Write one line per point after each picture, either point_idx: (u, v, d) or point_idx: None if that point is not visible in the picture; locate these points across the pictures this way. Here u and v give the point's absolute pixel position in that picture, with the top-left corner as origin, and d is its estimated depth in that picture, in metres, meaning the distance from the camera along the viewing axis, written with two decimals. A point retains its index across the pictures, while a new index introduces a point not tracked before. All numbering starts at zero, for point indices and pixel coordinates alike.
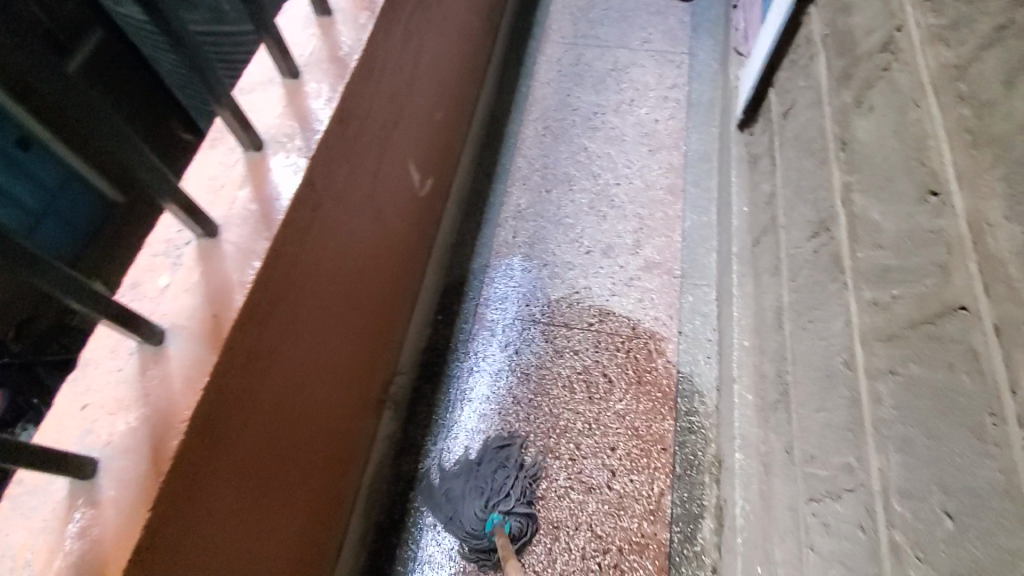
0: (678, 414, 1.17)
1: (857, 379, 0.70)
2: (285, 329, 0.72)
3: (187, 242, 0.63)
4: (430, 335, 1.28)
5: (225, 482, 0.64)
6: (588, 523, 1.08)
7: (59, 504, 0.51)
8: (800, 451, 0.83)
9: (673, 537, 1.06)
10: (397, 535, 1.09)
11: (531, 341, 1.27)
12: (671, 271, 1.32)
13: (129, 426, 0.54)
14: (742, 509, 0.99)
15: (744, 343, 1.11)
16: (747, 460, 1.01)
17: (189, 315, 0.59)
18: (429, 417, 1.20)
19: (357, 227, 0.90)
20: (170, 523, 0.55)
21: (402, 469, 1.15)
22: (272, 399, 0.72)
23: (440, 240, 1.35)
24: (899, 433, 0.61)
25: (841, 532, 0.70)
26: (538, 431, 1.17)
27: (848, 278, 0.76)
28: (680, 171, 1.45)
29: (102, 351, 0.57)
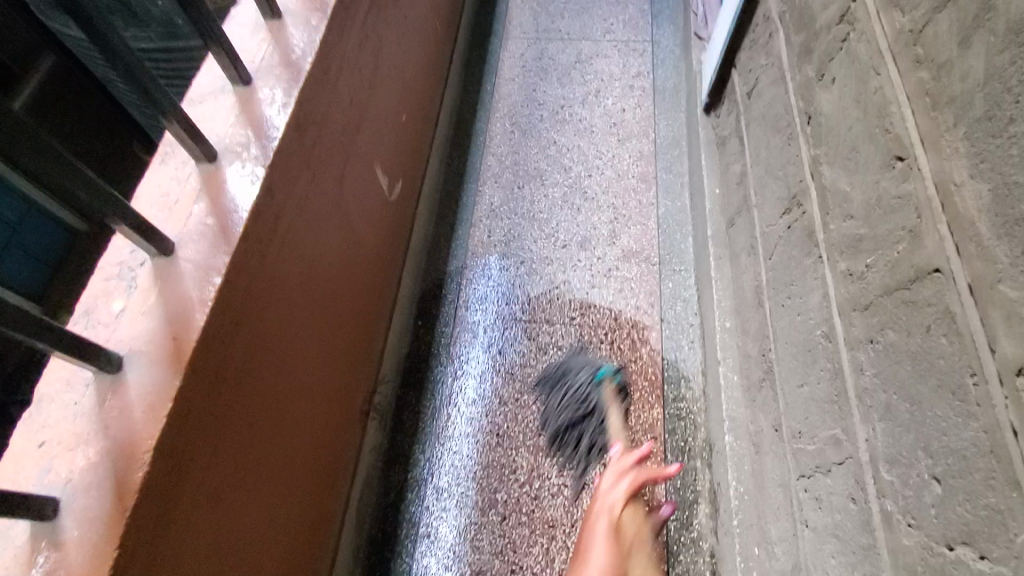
0: (666, 401, 1.16)
1: (838, 351, 0.70)
2: (253, 345, 0.70)
3: (142, 263, 0.60)
4: (410, 342, 1.26)
5: (198, 510, 0.61)
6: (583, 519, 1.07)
7: (20, 550, 0.49)
8: (787, 427, 0.83)
9: (670, 525, 1.05)
10: (389, 549, 1.06)
11: (514, 339, 1.25)
12: (649, 259, 1.32)
13: (90, 461, 0.51)
14: (735, 491, 0.99)
15: (726, 325, 1.11)
16: (737, 442, 1.01)
17: (148, 338, 0.56)
18: (415, 424, 1.18)
19: (324, 235, 0.87)
20: (140, 561, 0.52)
21: (392, 480, 1.13)
22: (244, 419, 0.69)
23: (414, 245, 1.33)
24: (882, 401, 0.61)
25: (833, 505, 0.70)
26: (528, 428, 1.16)
27: (821, 250, 0.76)
28: (651, 158, 1.45)
29: (57, 384, 0.55)
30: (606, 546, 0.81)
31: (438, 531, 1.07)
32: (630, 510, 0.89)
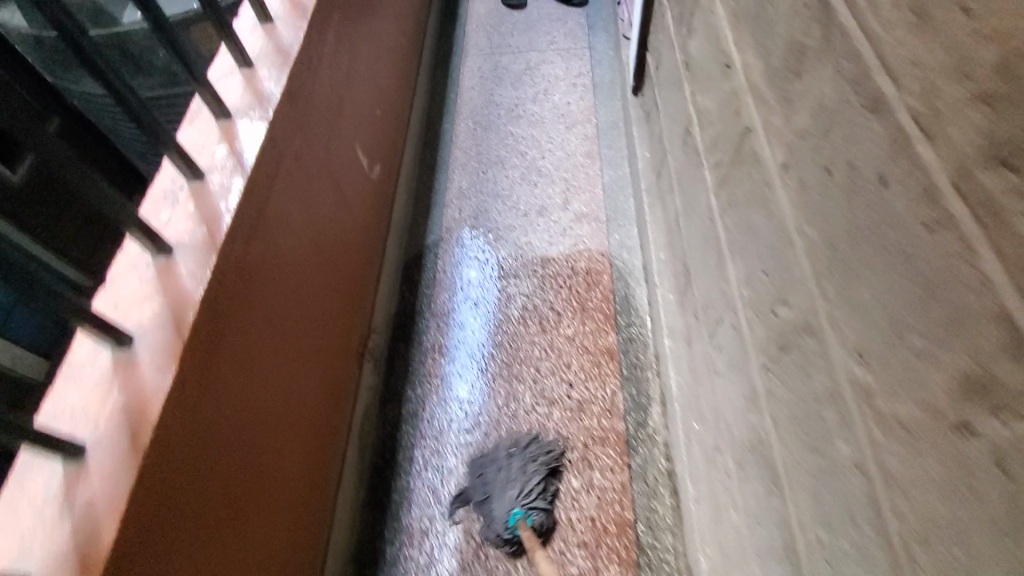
0: (619, 327, 1.34)
1: (717, 224, 0.90)
2: (265, 258, 0.90)
3: (182, 186, 0.81)
4: (398, 303, 1.45)
5: (228, 370, 0.79)
6: (555, 429, 1.23)
7: (104, 370, 0.65)
8: (701, 307, 1.02)
9: (629, 425, 1.21)
10: (389, 470, 1.21)
11: (487, 294, 1.45)
12: (597, 218, 1.53)
13: (154, 310, 0.70)
14: (675, 383, 1.16)
15: (661, 255, 1.31)
16: (675, 344, 1.19)
17: (191, 232, 0.77)
18: (404, 368, 1.35)
19: (316, 190, 1.09)
20: (191, 383, 0.70)
21: (388, 415, 1.29)
22: (260, 314, 0.88)
23: (395, 222, 1.54)
24: (738, 242, 0.81)
25: (726, 345, 0.88)
26: (502, 364, 1.33)
27: (703, 157, 0.97)
28: (594, 139, 1.69)
29: (125, 268, 0.73)
30: None
31: (429, 453, 1.23)
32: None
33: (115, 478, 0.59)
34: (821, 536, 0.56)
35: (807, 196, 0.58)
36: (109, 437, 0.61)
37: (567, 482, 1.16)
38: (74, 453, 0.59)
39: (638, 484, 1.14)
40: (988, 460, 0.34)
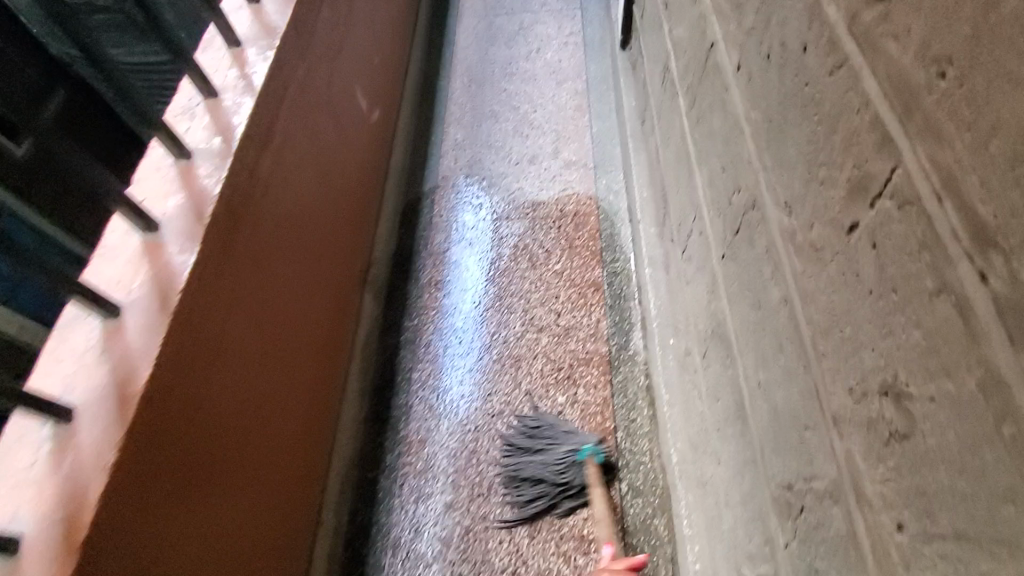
0: (605, 263, 1.42)
1: (688, 145, 0.98)
2: (274, 174, 0.98)
3: (199, 103, 0.89)
4: (397, 243, 1.53)
5: (243, 266, 0.87)
6: (543, 352, 1.32)
7: (135, 252, 0.73)
8: (676, 229, 1.10)
9: (612, 348, 1.30)
10: (388, 390, 1.30)
11: (481, 234, 1.52)
12: (586, 164, 1.61)
13: (178, 203, 0.78)
14: (654, 306, 1.24)
15: (644, 193, 1.39)
16: (655, 271, 1.27)
17: (208, 140, 0.85)
18: (403, 301, 1.43)
19: (318, 123, 1.16)
20: (213, 266, 0.78)
21: (387, 342, 1.37)
22: (270, 224, 0.96)
23: (393, 169, 1.62)
24: (703, 154, 0.88)
25: (695, 254, 0.96)
26: (494, 297, 1.41)
27: (678, 87, 1.04)
28: (584, 93, 1.76)
29: (151, 169, 0.81)
30: None
31: (427, 375, 1.32)
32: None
33: (149, 336, 0.67)
34: (762, 380, 0.65)
35: (753, 87, 0.66)
36: (142, 303, 0.69)
37: (554, 396, 1.26)
38: (112, 310, 0.67)
39: (619, 398, 1.23)
40: (862, 243, 0.43)
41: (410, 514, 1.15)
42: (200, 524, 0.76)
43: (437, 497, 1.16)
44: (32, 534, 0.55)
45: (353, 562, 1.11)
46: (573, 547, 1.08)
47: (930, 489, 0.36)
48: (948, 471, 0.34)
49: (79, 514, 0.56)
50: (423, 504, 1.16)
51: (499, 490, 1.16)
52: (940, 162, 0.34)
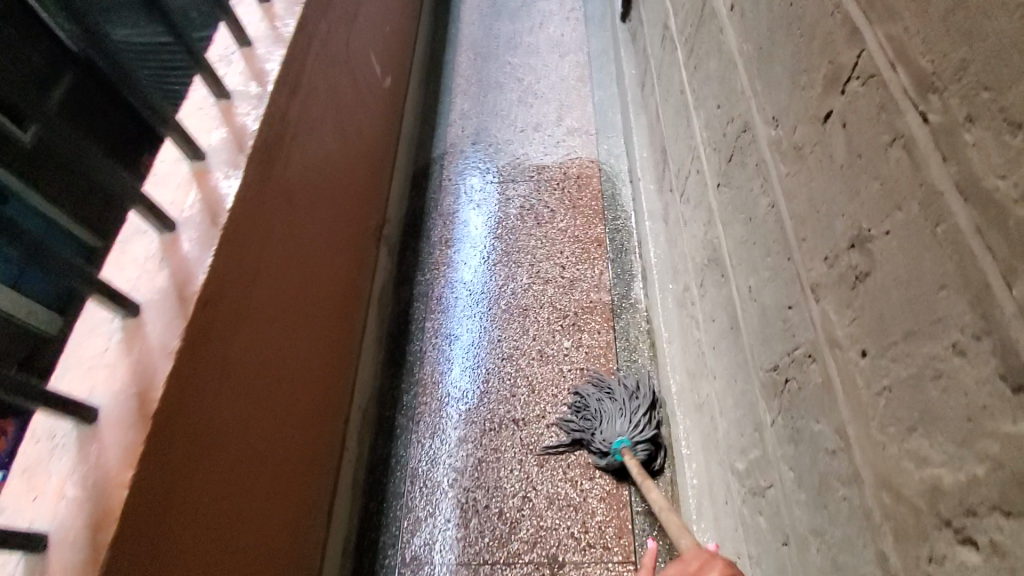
0: (607, 221, 1.50)
1: (687, 94, 1.05)
2: (304, 120, 1.04)
3: (235, 51, 0.96)
4: (409, 203, 1.60)
5: (278, 199, 0.94)
6: (549, 302, 1.40)
7: (184, 177, 0.80)
8: (676, 178, 1.17)
9: (614, 297, 1.38)
10: (403, 337, 1.38)
11: (489, 196, 1.59)
12: (588, 131, 1.68)
13: (222, 136, 0.84)
14: (655, 255, 1.32)
15: (644, 153, 1.46)
16: (654, 224, 1.35)
17: (246, 83, 0.91)
18: (415, 257, 1.50)
19: (339, 80, 1.23)
20: (254, 194, 0.85)
21: (401, 294, 1.45)
22: (300, 165, 1.03)
23: (405, 134, 1.68)
24: (700, 99, 0.96)
25: (694, 195, 1.04)
26: (503, 253, 1.48)
27: (677, 43, 1.12)
28: (585, 65, 1.84)
29: (194, 108, 0.87)
30: None
31: (439, 324, 1.39)
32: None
33: (203, 249, 0.74)
34: (753, 285, 0.73)
35: (745, 23, 0.73)
36: (195, 222, 0.76)
37: (559, 342, 1.34)
38: (168, 225, 0.74)
39: (621, 341, 1.32)
40: (834, 126, 0.51)
41: (426, 447, 1.23)
42: (245, 427, 0.83)
43: (451, 432, 1.24)
44: (110, 405, 0.62)
45: (373, 490, 1.19)
46: (579, 473, 1.17)
47: (886, 311, 0.44)
48: (902, 289, 0.42)
49: (150, 391, 0.63)
50: (438, 439, 1.23)
51: (509, 425, 1.24)
52: (894, 37, 0.42)
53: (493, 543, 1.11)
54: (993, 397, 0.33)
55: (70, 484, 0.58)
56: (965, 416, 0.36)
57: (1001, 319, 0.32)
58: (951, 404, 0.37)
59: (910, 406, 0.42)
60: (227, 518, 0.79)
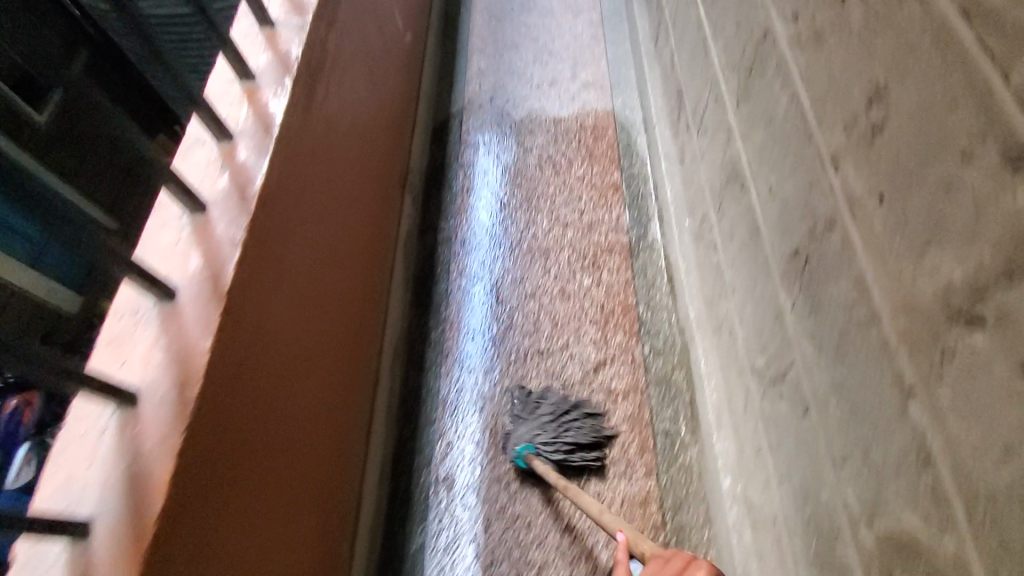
0: (623, 168, 1.55)
1: (705, 27, 1.09)
2: (339, 56, 1.10)
3: None
4: (430, 156, 1.65)
5: (319, 126, 1.00)
6: (569, 244, 1.45)
7: (236, 96, 0.86)
8: (693, 115, 1.22)
9: (631, 239, 1.43)
10: (429, 279, 1.43)
11: (506, 147, 1.64)
12: (602, 85, 1.73)
13: (269, 61, 0.90)
14: (672, 194, 1.36)
15: (659, 101, 1.51)
16: (670, 166, 1.40)
17: (288, 14, 0.97)
18: (438, 205, 1.56)
19: (367, 26, 1.28)
20: (300, 116, 0.91)
21: (426, 239, 1.50)
22: (337, 99, 1.08)
23: (424, 90, 1.73)
24: (719, 27, 1.00)
25: (711, 124, 1.08)
26: (522, 200, 1.53)
27: None
28: (597, 22, 1.88)
29: (241, 36, 0.93)
30: None
31: (463, 266, 1.45)
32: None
33: (259, 157, 0.80)
34: (774, 184, 0.79)
35: None
36: (250, 134, 0.82)
37: (580, 280, 1.38)
38: (227, 135, 0.80)
39: (639, 278, 1.37)
40: (852, 2, 0.56)
41: (454, 377, 1.29)
42: (298, 331, 0.89)
43: (478, 364, 1.30)
44: (188, 285, 0.68)
45: (407, 416, 1.25)
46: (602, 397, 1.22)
47: (904, 152, 0.50)
48: (920, 125, 0.47)
49: (221, 275, 0.69)
50: (465, 370, 1.29)
51: (533, 357, 1.29)
52: None
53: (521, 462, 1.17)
54: (998, 184, 0.39)
55: (156, 350, 0.64)
56: (975, 213, 0.41)
57: (1003, 113, 0.38)
58: (961, 209, 0.43)
59: (926, 227, 0.47)
60: (286, 411, 0.84)
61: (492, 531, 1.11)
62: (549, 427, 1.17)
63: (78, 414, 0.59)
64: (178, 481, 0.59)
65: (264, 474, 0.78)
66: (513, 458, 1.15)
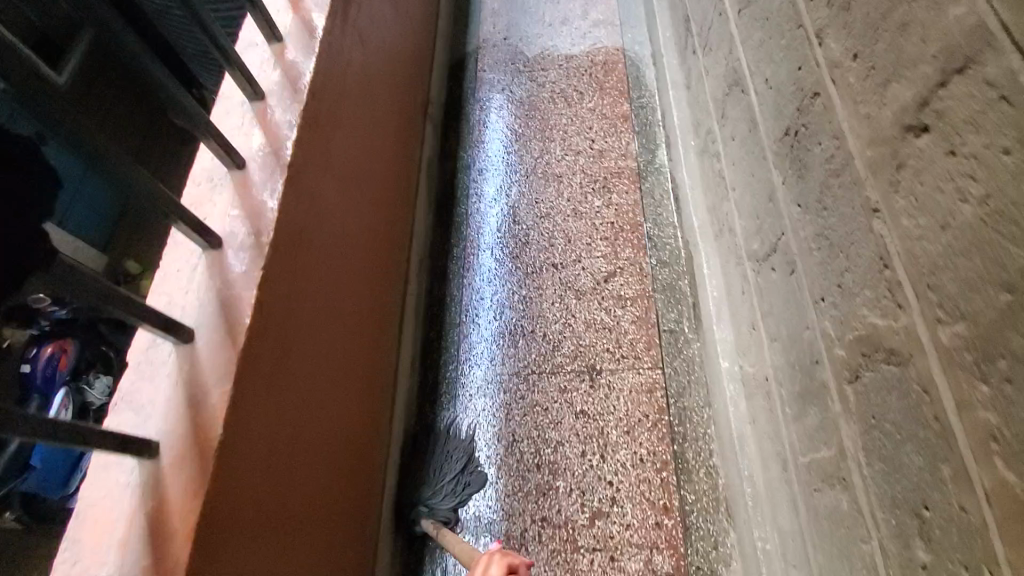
0: (633, 99, 1.62)
1: None
2: None
3: None
4: (447, 92, 1.74)
5: (353, 40, 1.08)
6: (581, 169, 1.53)
7: (285, 7, 0.96)
8: (699, 38, 1.29)
9: (641, 163, 1.51)
10: (450, 203, 1.53)
11: (521, 82, 1.71)
12: (612, 23, 1.79)
13: None
14: (679, 118, 1.44)
15: (667, 33, 1.57)
16: (677, 92, 1.47)
17: None
18: (457, 137, 1.65)
19: None
20: (338, 27, 1.00)
21: (446, 167, 1.60)
22: (367, 19, 1.16)
23: (440, 30, 1.80)
24: None
25: (716, 41, 1.16)
26: (536, 130, 1.61)
27: None
28: None
29: None
30: None
31: (481, 194, 1.54)
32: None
33: (308, 55, 0.89)
34: (771, 78, 0.87)
35: None
36: (298, 36, 0.92)
37: (591, 202, 1.48)
38: (278, 36, 0.89)
39: (648, 199, 1.46)
40: None
41: (474, 290, 1.40)
42: (344, 219, 0.98)
43: (496, 278, 1.40)
44: (255, 160, 0.78)
45: (434, 322, 1.37)
46: (612, 303, 1.32)
47: (874, 7, 0.58)
48: None
49: (282, 149, 0.79)
50: (483, 283, 1.40)
51: (548, 270, 1.39)
52: None
53: (537, 360, 1.28)
54: (938, 10, 0.48)
55: (232, 207, 0.75)
56: (922, 41, 0.50)
57: None
58: (913, 41, 0.52)
59: (887, 68, 0.56)
60: (338, 287, 0.94)
61: (511, 417, 1.23)
62: (445, 485, 1.12)
63: (176, 257, 0.71)
64: (260, 307, 0.70)
65: (319, 349, 0.86)
66: (410, 518, 1.13)
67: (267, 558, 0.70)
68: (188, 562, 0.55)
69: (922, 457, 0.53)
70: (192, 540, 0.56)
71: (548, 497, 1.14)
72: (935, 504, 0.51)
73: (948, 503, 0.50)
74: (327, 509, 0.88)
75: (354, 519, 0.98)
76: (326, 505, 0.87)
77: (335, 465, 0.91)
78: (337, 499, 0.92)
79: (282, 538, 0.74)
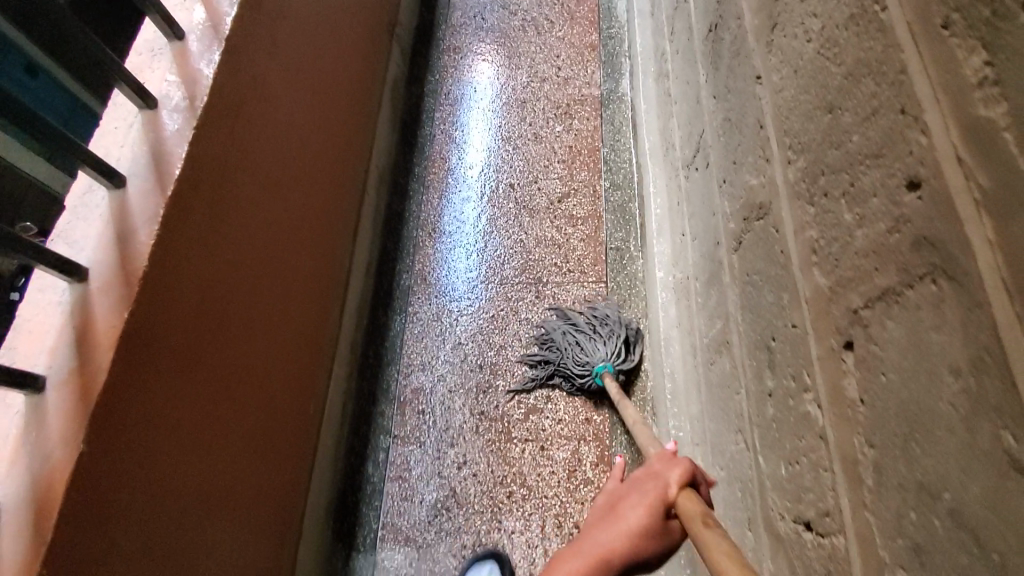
0: (602, 30, 1.63)
1: None
2: None
3: None
4: (418, 19, 1.74)
5: None
6: (545, 95, 1.55)
7: None
8: None
9: (604, 92, 1.54)
10: (414, 124, 1.57)
11: (494, 9, 1.71)
12: None
13: None
14: (641, 45, 1.46)
15: None
16: (642, 20, 1.48)
17: None
18: (425, 62, 1.66)
19: None
20: None
21: (412, 91, 1.62)
22: None
23: None
24: None
25: None
26: (506, 56, 1.63)
27: None
28: None
29: None
30: (645, 508, 0.63)
31: (451, 114, 1.57)
32: (684, 492, 0.60)
33: None
34: None
35: None
36: None
37: (553, 126, 1.50)
38: None
39: (607, 125, 1.49)
40: None
41: (434, 204, 1.44)
42: (290, 112, 1.02)
43: (458, 193, 1.45)
44: (195, 33, 0.81)
45: (392, 234, 1.42)
46: (565, 222, 1.37)
47: None
48: None
49: (221, 26, 0.83)
50: (444, 198, 1.45)
51: (505, 190, 1.43)
52: None
53: (489, 273, 1.33)
54: None
55: (168, 74, 0.78)
56: None
57: None
58: None
59: None
60: (278, 173, 0.98)
61: (464, 321, 1.29)
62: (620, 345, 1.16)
63: (114, 117, 0.75)
64: (192, 165, 0.75)
65: (255, 227, 0.91)
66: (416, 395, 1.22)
67: (195, 397, 0.77)
68: (109, 369, 0.61)
69: (774, 293, 0.57)
70: (116, 350, 0.62)
71: (487, 394, 1.21)
72: (780, 333, 0.56)
73: (788, 324, 0.54)
74: (261, 375, 0.94)
75: (294, 395, 1.05)
76: (260, 371, 0.93)
77: (272, 338, 0.97)
78: (274, 370, 0.98)
79: (212, 385, 0.80)
